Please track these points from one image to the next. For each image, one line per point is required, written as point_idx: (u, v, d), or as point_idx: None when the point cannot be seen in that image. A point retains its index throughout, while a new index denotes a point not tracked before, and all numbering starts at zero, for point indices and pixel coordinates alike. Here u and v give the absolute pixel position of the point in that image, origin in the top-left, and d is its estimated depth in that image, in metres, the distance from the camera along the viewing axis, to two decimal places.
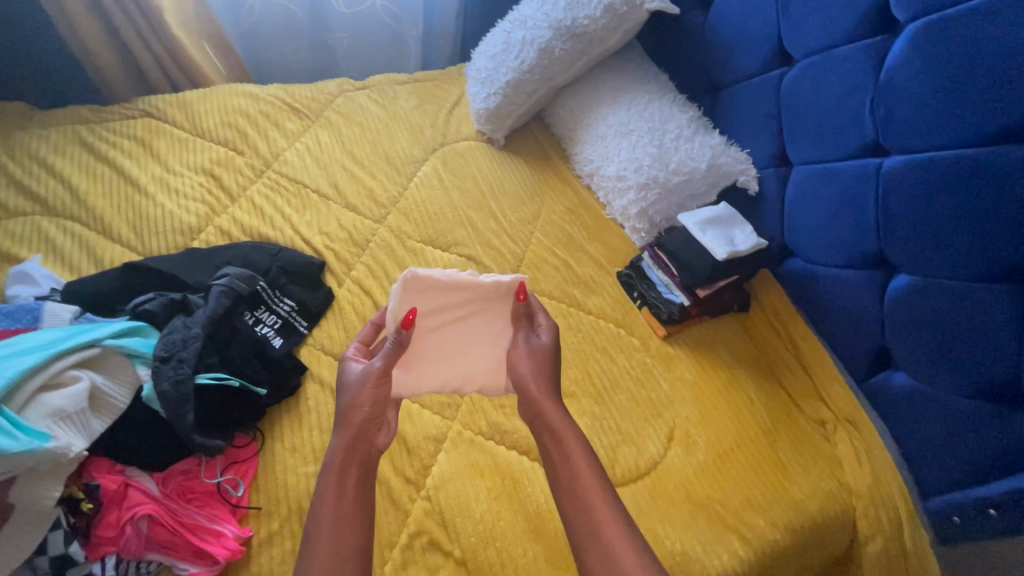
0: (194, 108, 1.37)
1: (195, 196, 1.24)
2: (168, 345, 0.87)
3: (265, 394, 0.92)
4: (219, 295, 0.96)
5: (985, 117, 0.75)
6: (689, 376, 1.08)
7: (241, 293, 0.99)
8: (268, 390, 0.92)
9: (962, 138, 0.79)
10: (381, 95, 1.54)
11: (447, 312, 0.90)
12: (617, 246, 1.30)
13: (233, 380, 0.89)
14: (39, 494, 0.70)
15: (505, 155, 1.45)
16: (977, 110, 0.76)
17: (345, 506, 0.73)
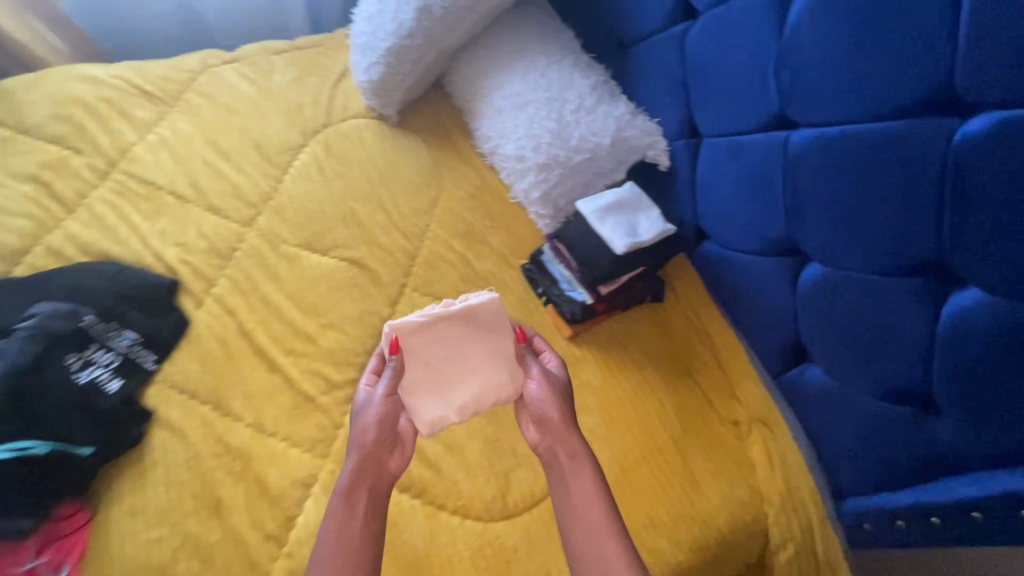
0: (17, 99, 1.15)
1: (20, 211, 1.05)
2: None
3: (89, 454, 0.82)
4: (23, 342, 0.83)
5: (897, 87, 0.62)
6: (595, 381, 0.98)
7: (58, 335, 0.85)
8: (94, 449, 0.82)
9: (870, 109, 0.66)
10: (253, 68, 1.33)
11: (457, 337, 0.85)
12: (522, 235, 1.16)
13: (37, 447, 0.78)
14: None
15: (399, 134, 1.28)
16: (888, 75, 0.63)
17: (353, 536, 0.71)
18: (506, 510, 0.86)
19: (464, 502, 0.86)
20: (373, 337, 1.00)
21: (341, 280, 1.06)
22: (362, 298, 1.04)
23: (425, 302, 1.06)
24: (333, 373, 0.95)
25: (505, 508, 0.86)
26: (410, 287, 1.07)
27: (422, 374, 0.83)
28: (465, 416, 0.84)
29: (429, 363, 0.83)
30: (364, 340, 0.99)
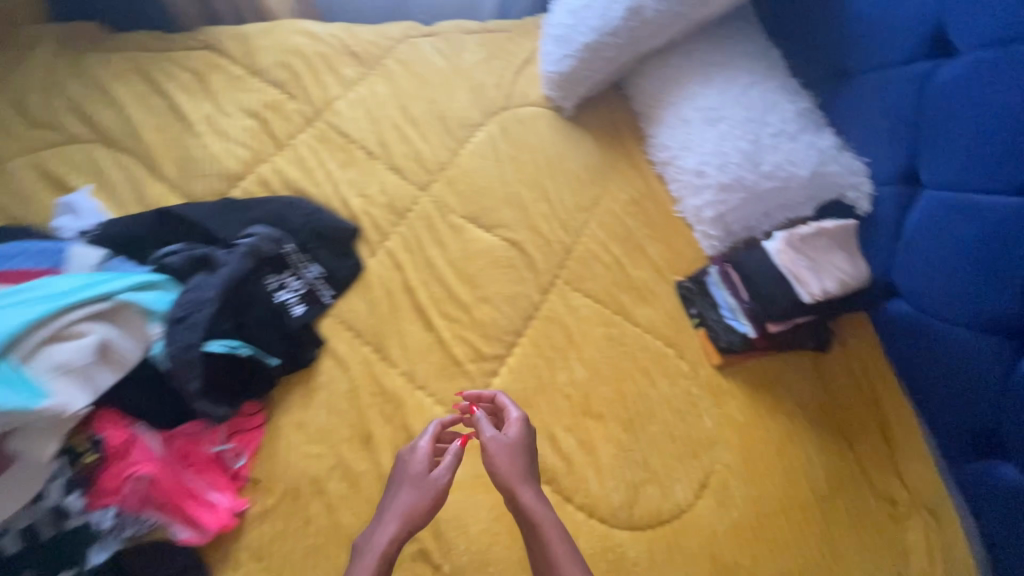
0: (254, 44, 1.32)
1: (242, 140, 1.19)
2: (179, 305, 0.84)
3: (276, 366, 0.90)
4: (243, 256, 0.92)
5: None
6: None
7: (264, 255, 0.95)
8: (279, 363, 0.90)
9: None
10: (447, 45, 1.41)
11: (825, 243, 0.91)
12: (681, 250, 1.13)
13: (244, 350, 0.86)
14: (36, 448, 0.68)
15: (571, 128, 1.29)
16: None
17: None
18: (629, 521, 0.86)
19: (591, 500, 0.87)
20: (523, 319, 1.03)
21: (500, 258, 1.09)
22: (517, 279, 1.07)
23: (574, 297, 1.07)
24: (482, 344, 0.99)
25: (628, 519, 0.86)
26: (563, 278, 1.09)
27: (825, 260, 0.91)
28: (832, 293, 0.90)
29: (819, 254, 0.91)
30: (514, 320, 1.02)
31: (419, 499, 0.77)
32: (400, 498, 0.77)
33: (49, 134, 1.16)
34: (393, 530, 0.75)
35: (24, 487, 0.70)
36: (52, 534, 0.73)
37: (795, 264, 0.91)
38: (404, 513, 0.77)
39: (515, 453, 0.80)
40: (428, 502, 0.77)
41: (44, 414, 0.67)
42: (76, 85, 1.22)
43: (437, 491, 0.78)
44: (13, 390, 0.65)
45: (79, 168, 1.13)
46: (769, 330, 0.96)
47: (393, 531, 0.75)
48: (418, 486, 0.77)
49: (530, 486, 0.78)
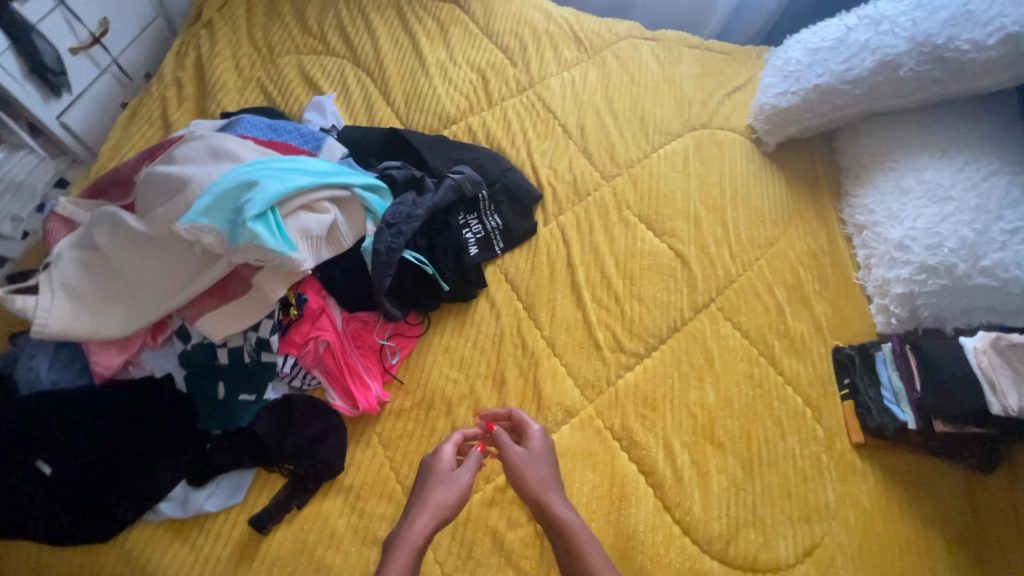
0: (495, 9, 1.44)
1: (463, 90, 1.31)
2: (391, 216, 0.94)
3: (445, 291, 0.99)
4: (448, 188, 1.02)
5: None
6: (631, 499, 0.87)
7: (464, 194, 1.05)
8: (448, 288, 1.00)
9: None
10: (665, 53, 1.44)
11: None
12: (850, 317, 1.08)
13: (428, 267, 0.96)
14: (271, 287, 0.80)
15: (765, 163, 1.27)
16: None
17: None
18: (722, 553, 0.85)
19: (690, 518, 0.86)
20: (669, 328, 1.04)
21: (662, 265, 1.11)
22: (674, 290, 1.08)
23: (724, 325, 1.06)
24: (625, 337, 1.02)
25: (722, 551, 0.85)
26: (717, 304, 1.08)
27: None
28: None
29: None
30: (660, 326, 1.04)
31: (444, 496, 0.72)
32: (432, 491, 0.72)
33: (314, 42, 1.35)
34: (426, 527, 0.68)
35: (248, 316, 0.82)
36: (249, 361, 0.85)
37: (992, 369, 0.85)
38: (438, 512, 0.70)
39: (537, 461, 0.78)
40: (457, 496, 0.73)
41: (287, 262, 0.77)
42: (345, 8, 1.41)
43: (459, 492, 0.73)
44: (276, 235, 0.77)
45: (328, 76, 1.30)
46: (935, 428, 0.89)
47: (424, 528, 0.68)
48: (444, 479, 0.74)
49: (563, 500, 0.74)
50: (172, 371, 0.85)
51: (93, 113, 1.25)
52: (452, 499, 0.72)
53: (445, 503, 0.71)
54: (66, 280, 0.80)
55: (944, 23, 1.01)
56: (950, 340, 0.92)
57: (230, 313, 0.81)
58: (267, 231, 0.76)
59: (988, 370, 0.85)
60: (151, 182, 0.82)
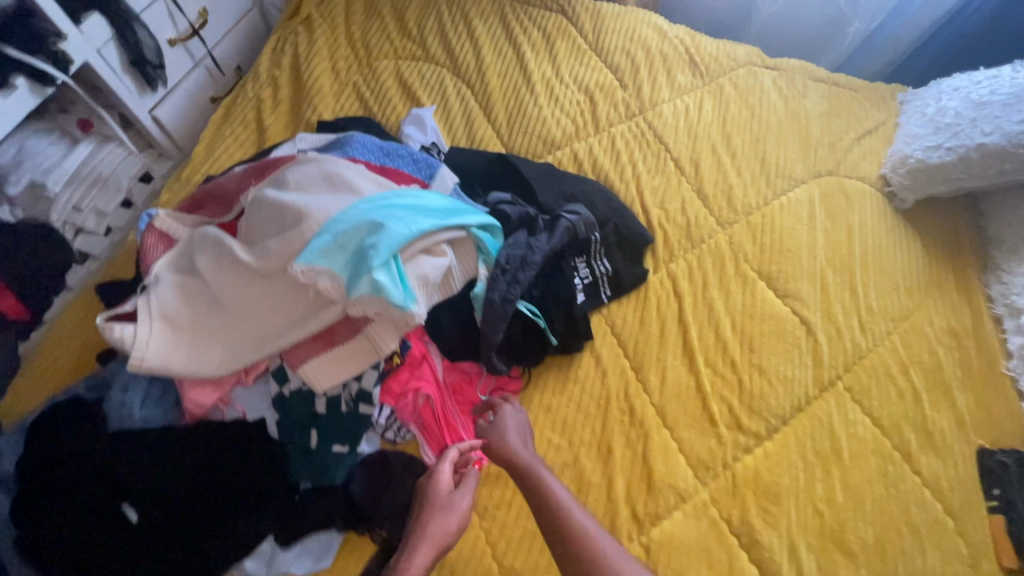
0: (606, 23, 1.32)
1: (569, 111, 1.21)
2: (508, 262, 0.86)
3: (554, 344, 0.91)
4: (563, 231, 0.93)
5: None
6: None
7: (576, 237, 0.95)
8: (557, 342, 0.91)
9: None
10: (789, 85, 1.31)
11: None
12: (997, 414, 0.95)
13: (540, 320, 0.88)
14: (384, 338, 0.72)
15: (901, 223, 1.14)
16: None
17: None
18: None
19: None
20: (792, 407, 0.93)
21: (785, 332, 1.00)
22: (797, 362, 0.97)
23: (852, 409, 0.95)
24: (743, 414, 0.92)
25: None
26: (845, 382, 0.97)
27: None
28: None
29: None
30: (783, 404, 0.93)
31: (444, 525, 0.69)
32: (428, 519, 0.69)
33: (412, 46, 1.27)
34: (427, 559, 0.65)
35: (354, 365, 0.74)
36: (347, 410, 0.78)
37: None
38: (437, 543, 0.67)
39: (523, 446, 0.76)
40: (456, 524, 0.70)
41: (407, 317, 0.70)
42: (446, 11, 1.31)
43: (460, 519, 0.70)
44: (398, 286, 0.69)
45: (426, 85, 1.21)
46: None
47: (424, 560, 0.65)
48: (440, 506, 0.70)
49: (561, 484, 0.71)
50: (265, 415, 0.78)
51: (182, 107, 1.20)
52: (453, 527, 0.69)
53: (446, 532, 0.68)
54: (164, 309, 0.74)
55: None
56: None
57: (335, 362, 0.74)
58: (392, 284, 0.68)
59: None
60: (261, 209, 0.75)
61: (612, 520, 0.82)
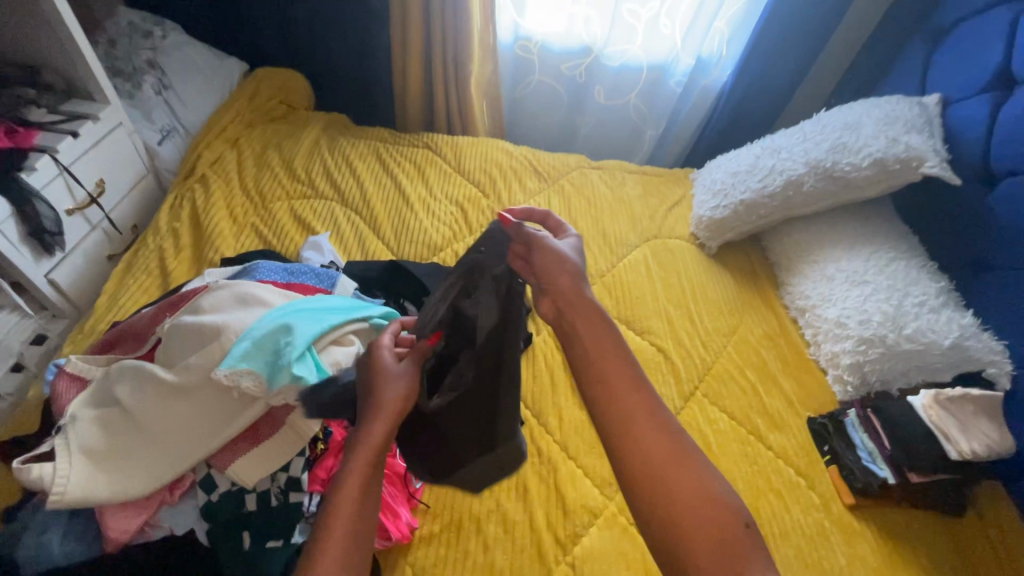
0: (464, 151, 1.65)
1: (445, 220, 1.46)
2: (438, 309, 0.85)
3: None
4: None
5: None
6: None
7: None
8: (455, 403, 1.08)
9: None
10: (611, 178, 1.69)
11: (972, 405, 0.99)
12: (813, 389, 1.23)
13: None
14: (306, 424, 0.82)
15: (713, 264, 1.47)
16: None
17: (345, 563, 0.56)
18: None
19: None
20: None
21: (648, 361, 1.23)
22: (662, 382, 1.20)
23: (712, 410, 1.17)
24: None
25: None
26: (702, 390, 1.20)
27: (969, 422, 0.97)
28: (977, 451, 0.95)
29: (961, 412, 0.99)
30: None
31: (393, 391, 0.70)
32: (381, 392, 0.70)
33: (303, 187, 1.48)
34: (381, 426, 0.67)
35: (281, 456, 0.82)
36: (277, 503, 0.84)
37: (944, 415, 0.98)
38: (390, 409, 0.68)
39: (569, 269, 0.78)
40: (405, 387, 0.71)
41: (326, 399, 0.81)
42: (329, 157, 1.56)
43: (410, 384, 0.72)
44: (315, 373, 0.81)
45: (319, 217, 1.41)
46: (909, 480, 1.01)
47: (378, 426, 0.66)
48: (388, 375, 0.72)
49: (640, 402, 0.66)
50: (193, 526, 0.81)
51: (79, 267, 1.26)
52: (402, 392, 0.70)
53: (397, 399, 0.70)
54: (84, 442, 0.78)
55: (827, 151, 1.27)
56: (899, 399, 1.08)
57: (260, 457, 0.81)
58: (309, 372, 0.81)
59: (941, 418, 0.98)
60: (179, 334, 0.84)
61: (539, 547, 0.92)
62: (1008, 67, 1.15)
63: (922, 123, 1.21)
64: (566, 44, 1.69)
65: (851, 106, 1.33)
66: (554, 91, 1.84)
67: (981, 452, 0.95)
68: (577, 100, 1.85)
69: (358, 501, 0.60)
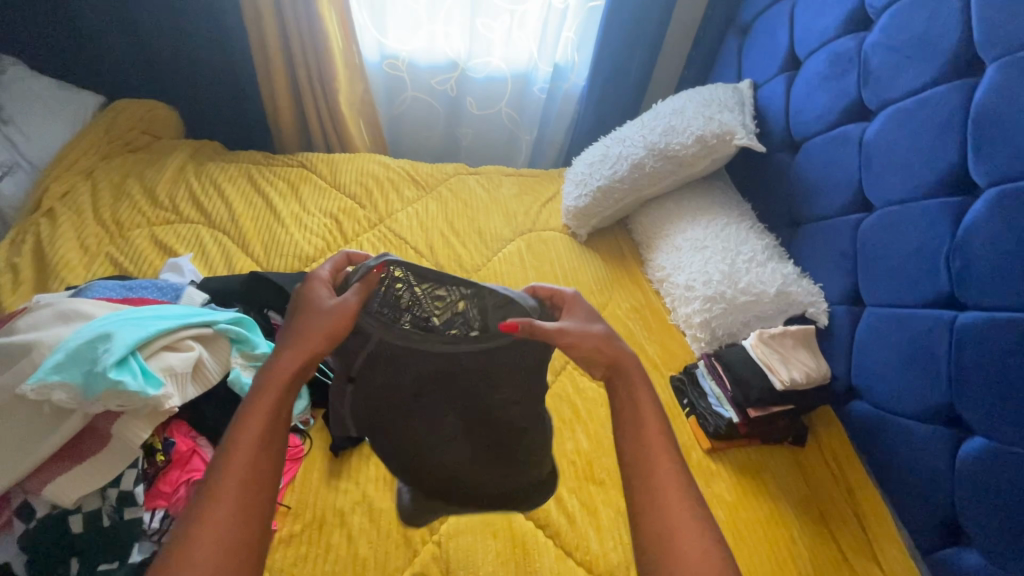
0: (339, 166, 1.67)
1: (318, 232, 1.47)
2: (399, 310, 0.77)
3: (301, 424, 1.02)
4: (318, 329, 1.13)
5: None
6: (533, 555, 0.92)
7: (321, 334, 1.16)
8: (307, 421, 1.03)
9: None
10: (488, 181, 1.75)
11: (792, 340, 1.14)
12: (674, 351, 1.32)
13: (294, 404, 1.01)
14: (132, 432, 0.79)
15: (584, 249, 1.56)
16: None
17: (238, 502, 0.58)
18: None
19: (591, 556, 0.93)
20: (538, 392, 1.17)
21: None
22: None
23: (581, 380, 1.22)
24: None
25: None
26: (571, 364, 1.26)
27: (789, 355, 1.12)
28: (800, 380, 1.10)
29: (783, 348, 1.13)
30: None
31: (316, 325, 0.70)
32: (304, 325, 0.71)
33: (166, 213, 1.44)
34: (292, 361, 0.68)
35: (106, 470, 0.79)
36: (110, 522, 0.79)
37: (771, 351, 1.12)
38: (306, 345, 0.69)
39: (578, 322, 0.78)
40: (332, 322, 0.71)
41: (152, 401, 0.79)
42: (195, 181, 1.54)
43: (337, 318, 0.71)
44: (137, 376, 0.79)
45: (183, 240, 1.38)
46: (751, 416, 1.12)
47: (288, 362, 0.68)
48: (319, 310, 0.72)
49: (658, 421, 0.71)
50: (11, 560, 0.75)
51: None
52: (324, 328, 0.70)
53: (317, 335, 0.70)
54: None
55: (661, 134, 1.41)
56: (739, 346, 1.18)
57: (81, 474, 0.78)
58: (131, 375, 0.78)
59: (769, 353, 1.12)
60: None
61: (405, 531, 0.92)
62: (793, 51, 1.33)
63: (735, 103, 1.39)
64: (432, 59, 1.77)
65: (679, 95, 1.49)
66: (430, 105, 1.91)
67: (801, 380, 1.10)
68: (453, 113, 1.94)
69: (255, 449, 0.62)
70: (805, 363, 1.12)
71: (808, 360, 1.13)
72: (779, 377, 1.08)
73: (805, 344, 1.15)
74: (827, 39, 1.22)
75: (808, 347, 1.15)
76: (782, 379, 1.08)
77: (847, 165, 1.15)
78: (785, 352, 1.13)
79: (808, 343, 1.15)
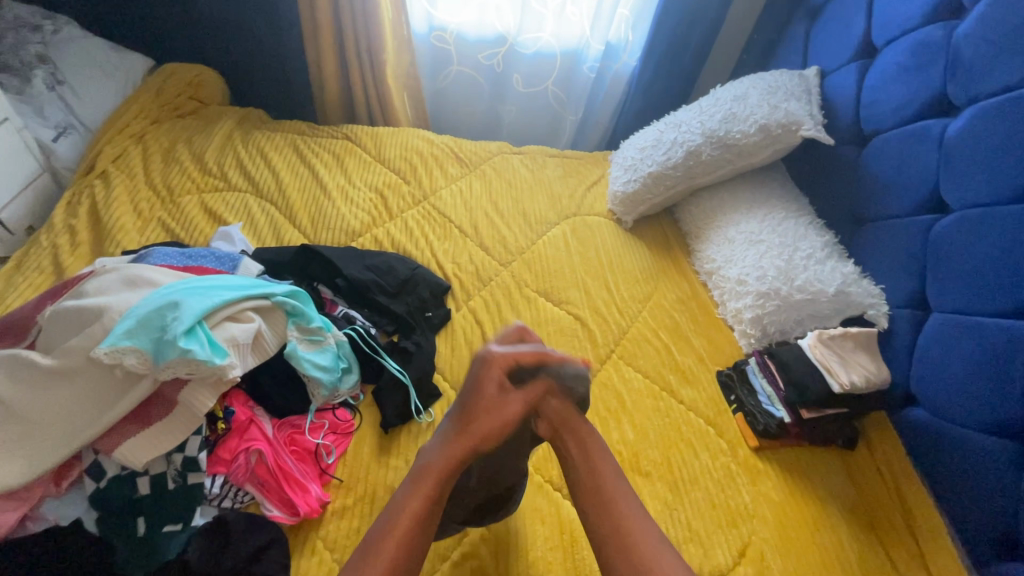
0: (384, 140, 1.64)
1: (364, 207, 1.46)
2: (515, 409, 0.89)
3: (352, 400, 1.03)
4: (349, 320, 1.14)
5: None
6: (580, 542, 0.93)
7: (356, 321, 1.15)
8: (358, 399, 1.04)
9: None
10: (532, 162, 1.71)
11: (851, 343, 1.11)
12: (722, 345, 1.29)
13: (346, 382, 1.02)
14: (198, 400, 0.81)
15: (630, 236, 1.52)
16: None
17: (392, 559, 0.72)
18: None
19: None
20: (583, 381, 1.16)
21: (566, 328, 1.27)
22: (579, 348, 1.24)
23: (627, 370, 1.21)
24: None
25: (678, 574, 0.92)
26: (617, 353, 1.24)
27: (847, 357, 1.10)
28: (858, 383, 1.07)
29: (842, 349, 1.10)
30: None
31: (489, 421, 0.85)
32: (484, 418, 0.86)
33: (214, 181, 1.44)
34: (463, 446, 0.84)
35: (173, 436, 0.81)
36: (175, 486, 0.81)
37: (829, 352, 1.10)
38: (478, 436, 0.84)
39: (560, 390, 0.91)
40: (500, 423, 0.86)
41: (218, 371, 0.80)
42: (242, 149, 1.53)
43: (505, 420, 0.86)
44: (204, 346, 0.80)
45: (231, 208, 1.38)
46: (803, 416, 1.10)
47: (459, 446, 0.84)
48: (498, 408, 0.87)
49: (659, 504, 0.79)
50: (81, 516, 0.78)
51: None
52: (494, 426, 0.85)
53: (486, 432, 0.85)
54: None
55: (721, 121, 1.36)
56: (792, 345, 1.16)
57: (150, 439, 0.79)
58: (198, 345, 0.79)
59: (827, 355, 1.09)
60: (58, 317, 0.81)
61: None
62: (869, 37, 1.26)
63: (801, 92, 1.34)
64: (481, 33, 1.72)
65: (740, 81, 1.44)
66: (475, 80, 1.87)
67: (859, 384, 1.07)
68: (498, 90, 1.89)
69: (397, 553, 0.73)
70: (864, 366, 1.09)
71: (866, 363, 1.10)
72: (838, 380, 1.06)
73: (862, 347, 1.12)
74: (911, 27, 1.15)
75: (866, 350, 1.12)
76: (840, 382, 1.06)
77: (924, 161, 1.09)
78: (843, 354, 1.10)
79: (866, 347, 1.12)
